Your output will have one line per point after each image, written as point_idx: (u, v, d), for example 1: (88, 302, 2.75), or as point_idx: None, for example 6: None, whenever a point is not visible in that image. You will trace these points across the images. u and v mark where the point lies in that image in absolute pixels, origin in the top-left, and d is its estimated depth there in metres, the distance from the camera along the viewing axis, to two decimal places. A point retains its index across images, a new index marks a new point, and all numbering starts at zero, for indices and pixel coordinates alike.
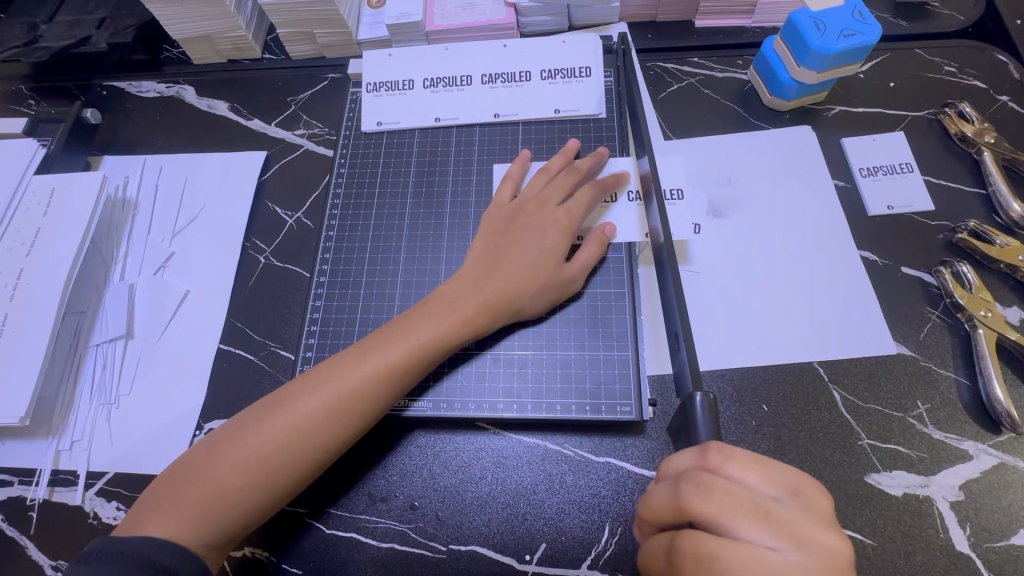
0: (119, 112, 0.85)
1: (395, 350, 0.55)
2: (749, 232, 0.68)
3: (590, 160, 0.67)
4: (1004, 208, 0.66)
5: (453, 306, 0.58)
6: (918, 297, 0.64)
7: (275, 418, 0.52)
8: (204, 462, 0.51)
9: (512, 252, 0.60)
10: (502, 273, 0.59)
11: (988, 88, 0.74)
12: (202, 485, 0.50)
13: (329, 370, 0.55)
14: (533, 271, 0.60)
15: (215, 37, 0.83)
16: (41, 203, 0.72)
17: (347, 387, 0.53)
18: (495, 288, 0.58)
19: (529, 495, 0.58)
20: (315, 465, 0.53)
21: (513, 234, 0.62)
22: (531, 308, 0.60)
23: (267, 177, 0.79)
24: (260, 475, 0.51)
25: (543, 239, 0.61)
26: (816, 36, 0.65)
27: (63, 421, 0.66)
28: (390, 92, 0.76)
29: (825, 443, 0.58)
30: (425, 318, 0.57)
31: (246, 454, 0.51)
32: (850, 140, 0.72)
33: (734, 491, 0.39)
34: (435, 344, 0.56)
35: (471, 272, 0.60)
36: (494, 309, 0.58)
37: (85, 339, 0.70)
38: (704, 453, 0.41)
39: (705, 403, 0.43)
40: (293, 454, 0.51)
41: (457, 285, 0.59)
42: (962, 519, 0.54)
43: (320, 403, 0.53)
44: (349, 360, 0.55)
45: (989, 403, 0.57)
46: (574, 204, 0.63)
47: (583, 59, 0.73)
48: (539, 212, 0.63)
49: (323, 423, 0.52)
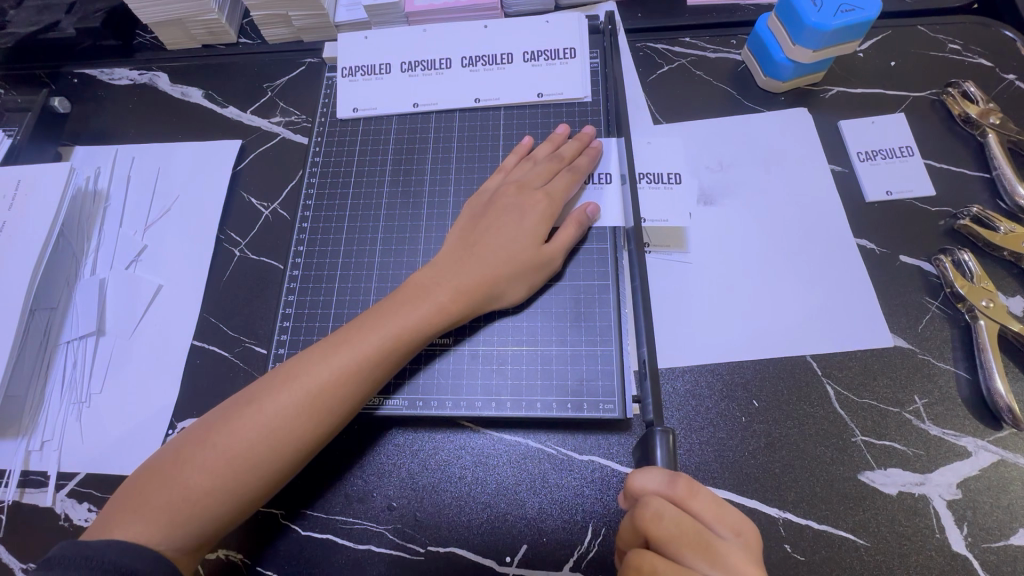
0: (91, 100, 0.82)
1: (369, 342, 0.53)
2: (739, 220, 0.65)
3: (574, 146, 0.64)
4: (1008, 192, 0.63)
5: (428, 295, 0.55)
6: (917, 287, 0.61)
7: (244, 416, 0.50)
8: (173, 462, 0.49)
9: (488, 238, 0.58)
10: (478, 258, 0.57)
11: (994, 67, 0.71)
12: (171, 488, 0.48)
13: (300, 364, 0.52)
14: (512, 256, 0.57)
15: (187, 20, 0.79)
16: (5, 196, 0.69)
17: (318, 380, 0.51)
18: (472, 275, 0.56)
19: (511, 495, 0.56)
20: (289, 464, 0.50)
21: (492, 218, 0.59)
22: (511, 295, 0.58)
23: (242, 167, 0.76)
24: (230, 475, 0.48)
25: (523, 222, 0.58)
26: (813, 12, 0.61)
27: (33, 420, 0.64)
28: (366, 76, 0.73)
29: (818, 440, 0.56)
30: (399, 308, 0.54)
31: (215, 454, 0.49)
32: (848, 123, 0.69)
33: (686, 523, 0.41)
34: (410, 335, 0.54)
35: (446, 259, 0.58)
36: (472, 297, 0.56)
37: (55, 336, 0.68)
38: (672, 484, 0.42)
39: (664, 440, 0.44)
40: (265, 454, 0.49)
41: (431, 272, 0.57)
42: (959, 519, 0.52)
43: (291, 400, 0.50)
44: (321, 353, 0.52)
45: (990, 397, 0.55)
46: (556, 187, 0.61)
47: (568, 40, 0.70)
48: (519, 195, 0.60)
49: (294, 419, 0.50)
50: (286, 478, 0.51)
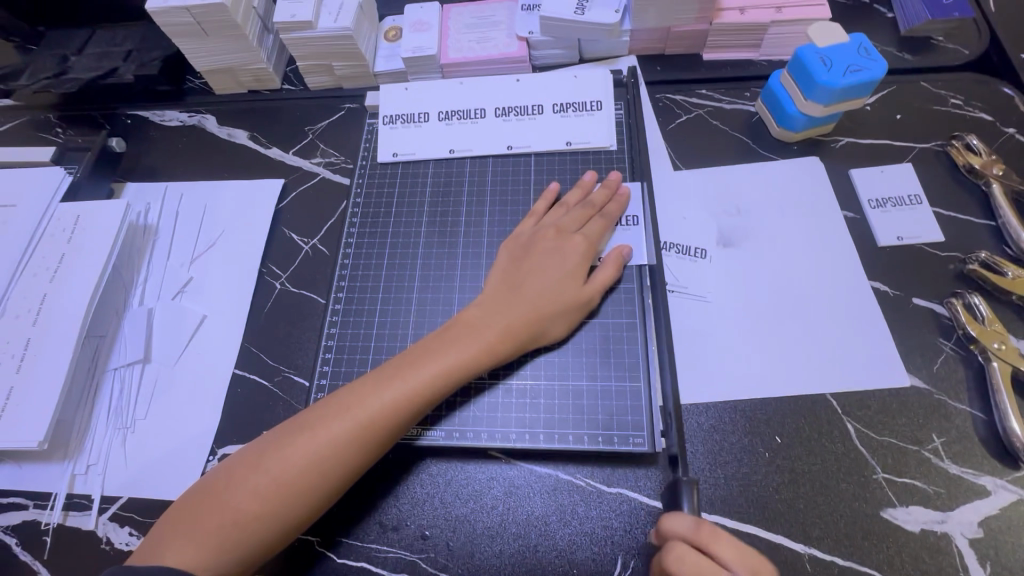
0: (143, 140, 0.88)
1: (418, 376, 0.55)
2: (758, 262, 0.68)
3: (605, 194, 0.68)
4: (1013, 239, 0.67)
5: (475, 333, 0.58)
6: (930, 328, 0.64)
7: (295, 444, 0.52)
8: (222, 488, 0.52)
9: (532, 279, 0.61)
10: (524, 299, 0.60)
11: (994, 121, 0.75)
12: (222, 512, 0.50)
13: (350, 395, 0.55)
14: (554, 295, 0.60)
15: (237, 69, 0.86)
16: (65, 230, 0.74)
17: (366, 413, 0.53)
18: (517, 315, 0.59)
19: (541, 526, 0.58)
20: (334, 491, 0.53)
21: (533, 260, 0.63)
22: (553, 333, 0.61)
23: (284, 205, 0.81)
24: (279, 502, 0.51)
25: (563, 265, 0.62)
26: (823, 72, 0.66)
27: (79, 445, 0.67)
28: (405, 124, 0.78)
29: (840, 476, 0.58)
30: (447, 345, 0.57)
31: (266, 480, 0.51)
32: (858, 171, 0.73)
33: (708, 567, 0.46)
34: (458, 372, 0.56)
35: (492, 298, 0.61)
36: (515, 335, 0.59)
37: (103, 363, 0.71)
38: (698, 528, 0.47)
39: (690, 492, 0.47)
40: (313, 480, 0.52)
41: (479, 310, 0.60)
42: (982, 557, 0.53)
43: (342, 430, 0.53)
44: (368, 387, 0.55)
45: (1007, 437, 0.57)
46: (591, 233, 0.65)
47: (594, 94, 0.75)
48: (557, 239, 0.64)
49: (342, 450, 0.52)
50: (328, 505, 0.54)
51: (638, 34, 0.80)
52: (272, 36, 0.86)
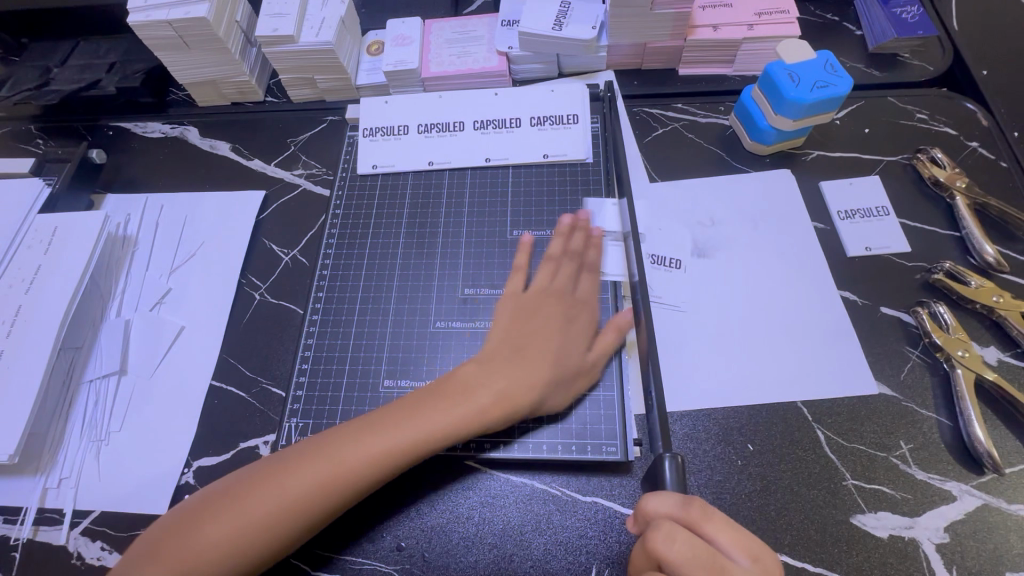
0: (124, 151, 0.88)
1: (405, 436, 0.54)
2: (731, 272, 0.70)
3: (592, 249, 0.67)
4: (977, 250, 0.69)
5: (472, 392, 0.57)
6: (898, 336, 0.65)
7: (271, 487, 0.52)
8: (202, 511, 0.51)
9: (536, 342, 0.60)
10: (528, 362, 0.59)
11: (958, 135, 0.78)
12: (190, 544, 0.50)
13: (336, 446, 0.53)
14: (557, 360, 0.60)
15: (220, 81, 0.86)
16: (42, 241, 0.74)
17: (350, 461, 0.53)
18: (521, 382, 0.58)
19: (517, 536, 0.58)
20: (304, 532, 0.52)
21: (537, 321, 0.61)
22: (554, 403, 0.60)
23: (265, 216, 0.81)
24: (249, 538, 0.50)
25: (565, 330, 0.62)
26: (792, 87, 0.68)
27: (52, 458, 0.66)
28: (385, 137, 0.79)
29: (811, 483, 0.58)
30: (441, 403, 0.56)
31: (239, 520, 0.50)
32: (828, 183, 0.75)
33: (698, 545, 0.44)
34: (448, 432, 0.55)
35: (495, 357, 0.59)
36: (516, 402, 0.57)
37: (78, 375, 0.70)
38: (686, 506, 0.46)
39: (672, 464, 0.47)
40: (285, 526, 0.51)
41: (479, 366, 0.58)
42: (948, 562, 0.54)
43: (321, 480, 0.52)
44: (353, 434, 0.54)
45: (971, 443, 0.58)
46: (584, 289, 0.65)
47: (571, 107, 0.77)
48: (561, 301, 0.63)
49: (317, 497, 0.51)
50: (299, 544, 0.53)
51: (615, 49, 0.82)
52: (255, 49, 0.87)
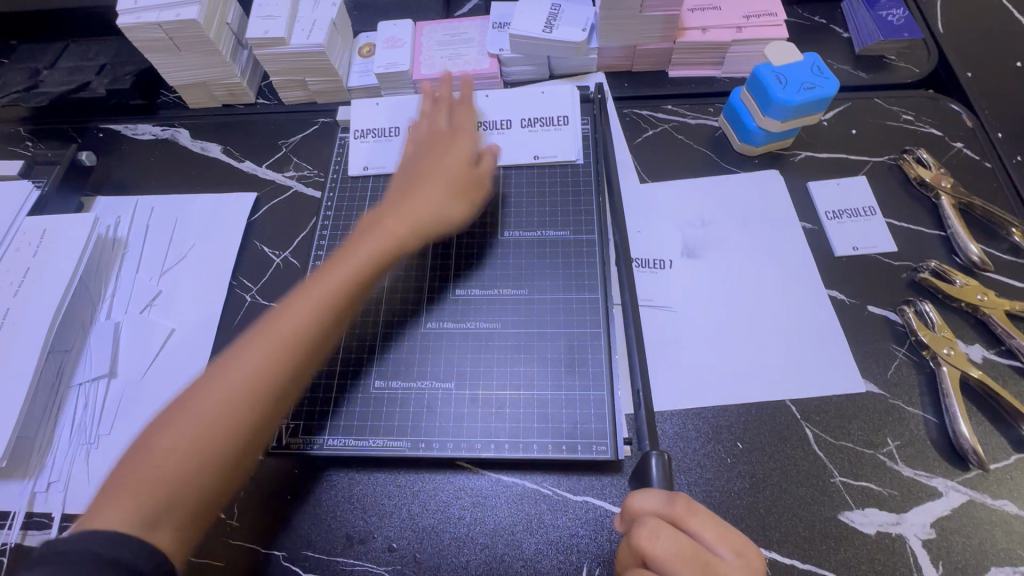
0: (115, 153, 0.88)
1: (342, 275, 0.59)
2: (720, 271, 0.70)
3: (463, 111, 0.75)
4: (962, 249, 0.69)
5: (383, 228, 0.64)
6: (885, 335, 0.66)
7: (216, 384, 0.53)
8: (149, 433, 0.51)
9: (433, 168, 0.68)
10: (417, 194, 0.66)
11: (943, 135, 0.79)
12: (143, 470, 0.48)
13: (270, 323, 0.56)
14: (450, 178, 0.68)
15: (211, 83, 0.86)
16: (31, 243, 0.73)
17: (290, 326, 0.56)
18: (423, 205, 0.66)
19: (508, 536, 0.58)
20: (263, 416, 0.53)
21: (436, 155, 0.69)
22: (455, 216, 0.67)
23: (256, 218, 0.81)
24: (208, 438, 0.50)
25: (458, 163, 0.69)
26: (779, 88, 0.69)
27: (40, 462, 0.66)
28: (376, 138, 0.79)
29: (799, 480, 0.59)
30: (366, 237, 0.63)
31: (192, 425, 0.51)
32: (815, 184, 0.75)
33: (683, 541, 0.44)
34: (379, 256, 0.62)
35: (391, 201, 0.67)
36: (420, 221, 0.65)
37: (67, 378, 0.70)
38: (671, 504, 0.46)
39: (658, 462, 0.49)
40: (238, 411, 0.52)
41: (379, 210, 0.66)
42: (934, 558, 0.55)
43: (265, 352, 0.54)
44: (286, 308, 0.57)
45: (956, 440, 0.59)
46: (460, 121, 0.73)
47: (561, 109, 0.77)
48: (443, 139, 0.71)
49: (268, 373, 0.54)
50: (265, 438, 0.54)
51: (605, 51, 0.83)
52: (246, 51, 0.87)
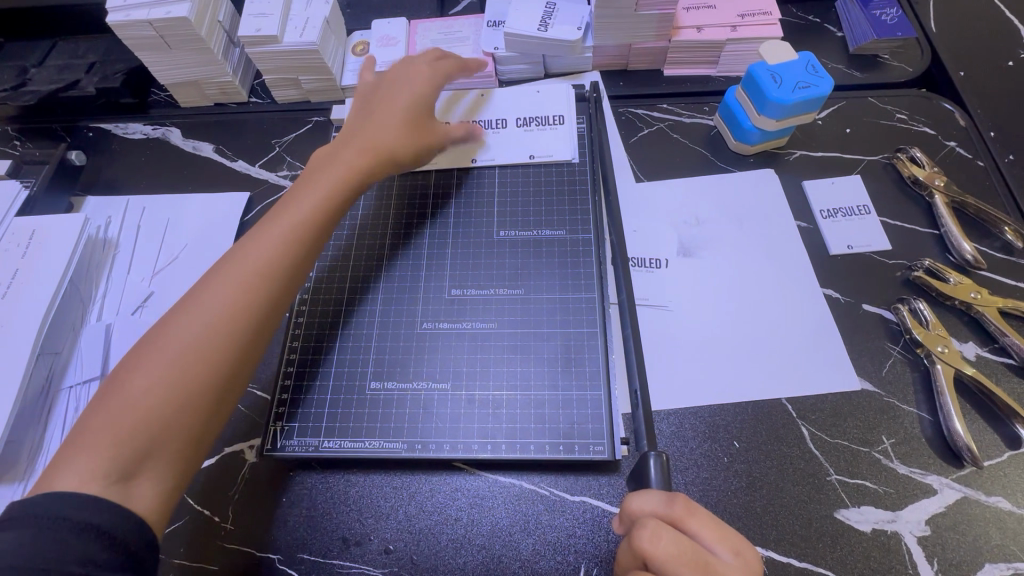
0: (105, 153, 0.87)
1: (301, 206, 0.61)
2: (716, 270, 0.70)
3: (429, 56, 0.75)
4: (955, 248, 0.70)
5: (341, 158, 0.65)
6: (880, 333, 0.66)
7: (180, 317, 0.54)
8: (114, 379, 0.51)
9: (388, 107, 0.69)
10: (374, 130, 0.67)
11: (936, 134, 0.79)
12: (116, 407, 0.49)
13: (231, 259, 0.57)
14: (409, 116, 0.69)
15: (203, 82, 0.85)
16: (19, 244, 0.72)
17: (252, 266, 0.57)
18: (382, 138, 0.67)
19: (505, 537, 0.58)
20: (235, 347, 0.54)
21: (392, 97, 0.70)
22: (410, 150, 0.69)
23: (249, 218, 0.80)
24: (187, 362, 0.51)
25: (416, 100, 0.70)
26: (774, 88, 0.69)
27: (28, 468, 0.64)
28: None
29: (795, 478, 0.59)
30: (324, 170, 0.64)
31: (161, 357, 0.51)
32: (810, 183, 0.76)
33: (683, 542, 0.44)
34: (338, 186, 0.63)
35: (348, 137, 0.68)
36: (379, 152, 0.66)
37: (57, 382, 0.69)
38: (670, 504, 0.46)
39: (657, 462, 0.49)
40: (207, 343, 0.53)
41: (335, 146, 0.67)
42: (929, 555, 0.55)
43: (228, 284, 0.55)
44: (245, 243, 0.58)
45: (951, 437, 0.59)
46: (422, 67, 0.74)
47: (556, 109, 0.78)
48: (402, 79, 0.72)
49: (236, 315, 0.54)
50: (245, 365, 0.55)
51: (600, 50, 0.82)
52: (238, 49, 0.86)
